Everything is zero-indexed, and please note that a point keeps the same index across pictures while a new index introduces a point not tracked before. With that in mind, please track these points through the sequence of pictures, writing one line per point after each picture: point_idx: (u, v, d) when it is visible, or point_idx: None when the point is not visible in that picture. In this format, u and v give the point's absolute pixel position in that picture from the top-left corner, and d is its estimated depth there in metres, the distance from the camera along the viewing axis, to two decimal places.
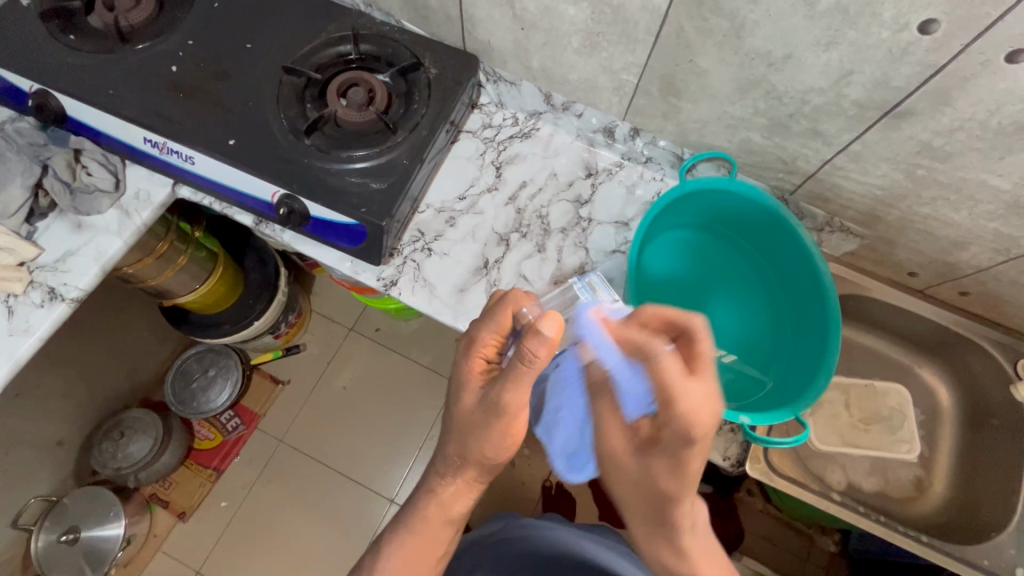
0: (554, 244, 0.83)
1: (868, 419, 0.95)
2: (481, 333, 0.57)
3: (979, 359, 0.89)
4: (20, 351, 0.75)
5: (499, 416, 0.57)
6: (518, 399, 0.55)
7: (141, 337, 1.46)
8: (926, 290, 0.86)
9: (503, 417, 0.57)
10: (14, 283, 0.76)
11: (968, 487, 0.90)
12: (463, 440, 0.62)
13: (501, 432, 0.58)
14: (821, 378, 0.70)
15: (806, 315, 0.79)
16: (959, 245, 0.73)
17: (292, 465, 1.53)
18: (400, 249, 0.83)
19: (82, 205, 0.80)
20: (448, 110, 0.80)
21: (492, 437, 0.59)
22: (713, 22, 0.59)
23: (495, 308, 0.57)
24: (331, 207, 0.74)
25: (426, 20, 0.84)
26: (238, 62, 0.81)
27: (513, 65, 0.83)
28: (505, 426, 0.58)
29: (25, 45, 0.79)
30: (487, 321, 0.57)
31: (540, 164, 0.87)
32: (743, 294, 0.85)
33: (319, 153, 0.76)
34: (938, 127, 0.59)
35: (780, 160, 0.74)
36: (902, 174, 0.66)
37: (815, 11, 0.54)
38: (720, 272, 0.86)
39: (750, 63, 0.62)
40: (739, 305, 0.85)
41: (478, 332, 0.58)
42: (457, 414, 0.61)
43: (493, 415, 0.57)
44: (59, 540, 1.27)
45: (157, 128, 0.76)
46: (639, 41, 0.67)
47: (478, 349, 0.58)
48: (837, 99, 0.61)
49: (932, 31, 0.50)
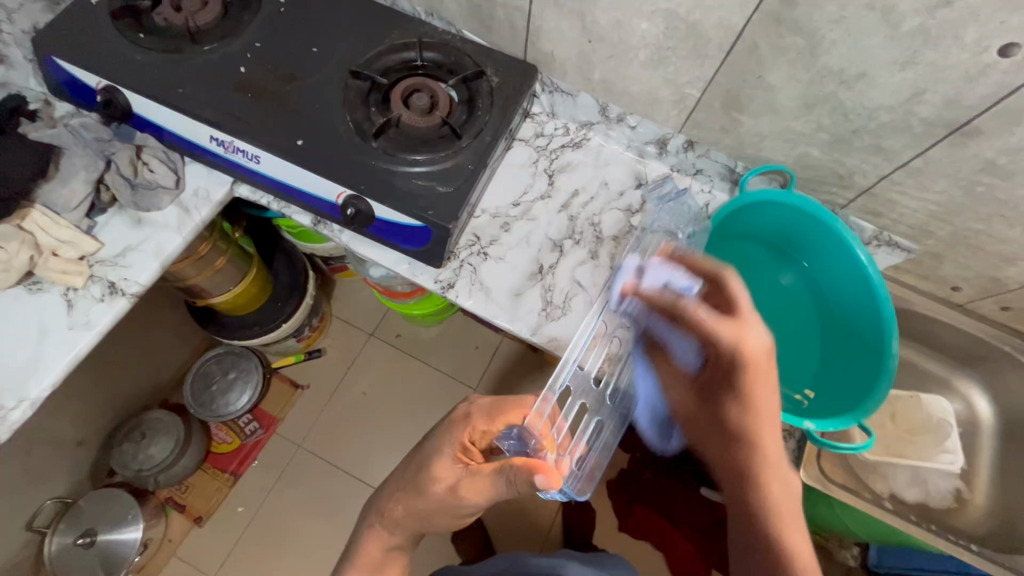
0: (607, 251, 0.85)
1: (914, 429, 0.95)
2: (445, 452, 0.70)
3: (1017, 373, 0.91)
4: (80, 345, 0.74)
5: (450, 498, 0.68)
6: (463, 500, 0.67)
7: (166, 338, 1.46)
8: (967, 304, 0.88)
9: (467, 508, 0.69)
10: (74, 277, 0.76)
11: (1006, 499, 0.92)
12: (403, 509, 0.71)
13: (428, 504, 0.69)
14: (880, 386, 0.72)
15: (836, 322, 0.84)
16: (1008, 260, 0.76)
17: (308, 470, 1.52)
18: (456, 253, 0.84)
19: (143, 200, 0.81)
20: (510, 118, 0.81)
21: (449, 515, 0.69)
22: (789, 39, 0.62)
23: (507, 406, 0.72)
24: (399, 208, 0.75)
25: (488, 30, 0.85)
26: (303, 66, 0.82)
27: (572, 76, 0.85)
28: (432, 505, 0.69)
29: (94, 42, 0.80)
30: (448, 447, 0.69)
31: (591, 174, 0.90)
32: (758, 303, 0.88)
33: (386, 156, 0.77)
34: (1006, 145, 0.61)
35: (837, 175, 0.76)
36: (961, 191, 0.69)
37: (896, 31, 0.56)
38: (737, 282, 0.89)
39: (821, 80, 0.64)
40: (757, 312, 0.88)
41: (443, 451, 0.70)
42: (419, 489, 0.70)
43: (425, 497, 0.69)
44: (76, 543, 1.25)
45: (226, 128, 0.77)
46: (710, 56, 0.69)
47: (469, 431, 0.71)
48: (906, 116, 0.63)
49: (1012, 53, 0.53)
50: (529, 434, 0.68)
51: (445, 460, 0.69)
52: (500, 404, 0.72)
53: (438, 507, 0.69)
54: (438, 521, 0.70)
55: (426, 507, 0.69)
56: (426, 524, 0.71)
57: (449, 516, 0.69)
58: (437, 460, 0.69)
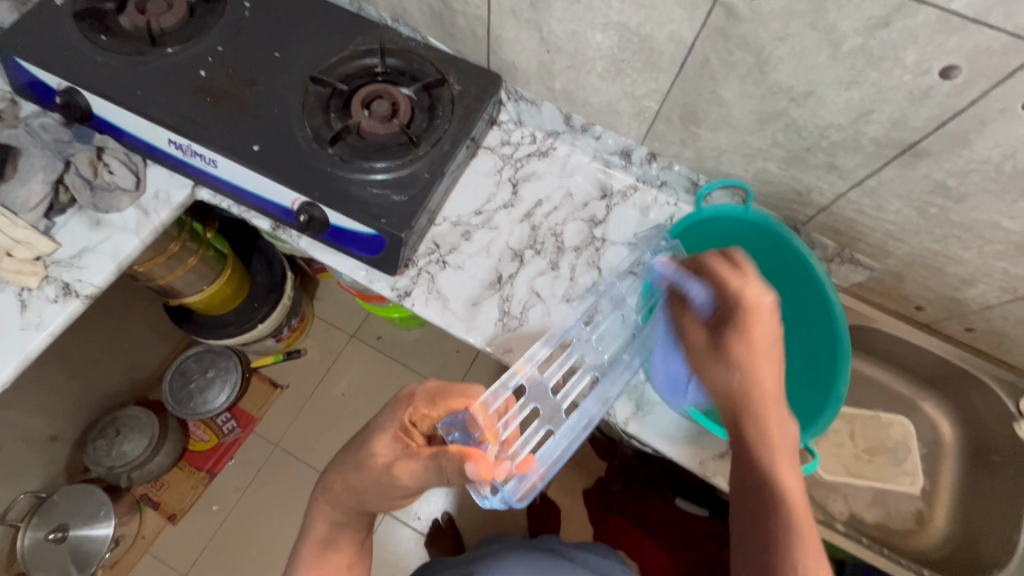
0: (567, 262, 0.84)
1: (874, 449, 0.97)
2: (388, 426, 0.65)
3: (982, 394, 0.90)
4: (31, 345, 0.75)
5: (383, 479, 0.62)
6: (398, 481, 0.61)
7: (144, 336, 1.46)
8: (932, 324, 0.87)
9: (400, 493, 0.63)
10: (29, 277, 0.77)
11: (968, 522, 0.91)
12: (342, 478, 0.68)
13: (362, 478, 0.65)
14: (830, 407, 0.71)
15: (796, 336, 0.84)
16: (967, 282, 0.75)
17: (284, 471, 1.52)
18: (415, 261, 0.84)
19: (102, 202, 0.81)
20: (470, 126, 0.81)
21: (379, 493, 0.64)
22: (738, 56, 0.61)
23: (453, 391, 0.65)
24: (352, 216, 0.75)
25: (451, 37, 0.85)
26: (265, 70, 0.82)
27: (535, 85, 0.84)
28: (367, 481, 0.64)
29: (56, 43, 0.80)
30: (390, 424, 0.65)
31: (556, 183, 0.89)
32: None
33: (341, 163, 0.77)
34: (954, 167, 0.60)
35: (795, 192, 0.75)
36: (915, 212, 0.68)
37: (838, 51, 0.55)
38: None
39: (772, 97, 0.63)
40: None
41: (387, 427, 0.66)
42: (357, 459, 0.66)
43: (360, 472, 0.65)
44: (47, 538, 1.25)
45: (183, 131, 0.77)
46: (663, 69, 0.68)
47: (411, 413, 0.65)
48: (856, 135, 0.62)
49: (953, 76, 0.52)
50: (471, 424, 0.64)
51: (386, 438, 0.64)
52: (443, 389, 0.65)
53: (373, 484, 0.64)
54: (374, 501, 0.66)
55: (359, 482, 0.65)
56: (364, 501, 0.67)
57: (380, 495, 0.64)
58: (378, 434, 0.65)
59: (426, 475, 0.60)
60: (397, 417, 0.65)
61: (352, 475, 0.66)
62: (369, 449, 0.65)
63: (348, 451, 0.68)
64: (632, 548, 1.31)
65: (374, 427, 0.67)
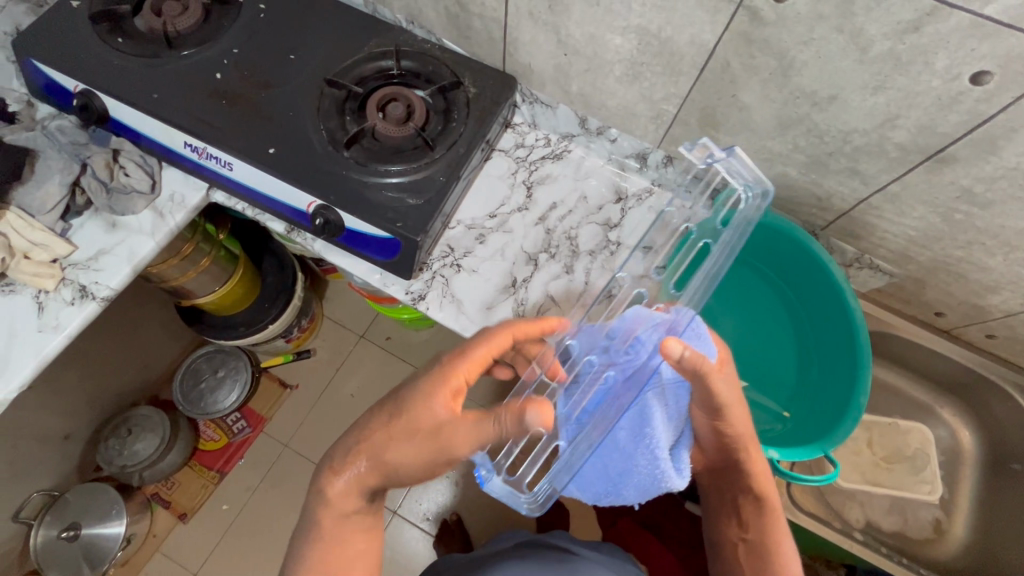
0: (582, 266, 0.84)
1: (891, 457, 0.95)
2: (435, 387, 0.58)
3: (1002, 401, 0.88)
4: (48, 347, 0.75)
5: (437, 440, 0.56)
6: (454, 443, 0.56)
7: (156, 335, 1.47)
8: (952, 331, 0.86)
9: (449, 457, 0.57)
10: (46, 279, 0.77)
11: (988, 531, 0.91)
12: (372, 445, 0.59)
13: (406, 442, 0.57)
14: (848, 416, 0.71)
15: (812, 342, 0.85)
16: (990, 288, 0.74)
17: (295, 472, 1.52)
18: (429, 264, 0.83)
19: (118, 205, 0.81)
20: (485, 130, 0.80)
21: (424, 459, 0.57)
22: (760, 60, 0.60)
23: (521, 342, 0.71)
24: (368, 221, 0.74)
25: (466, 40, 0.85)
26: (280, 73, 0.82)
27: (550, 88, 0.84)
28: (410, 444, 0.57)
29: (73, 45, 0.80)
30: (442, 384, 0.58)
31: (571, 187, 0.88)
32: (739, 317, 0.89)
33: (357, 166, 0.76)
34: (981, 173, 0.59)
35: (815, 197, 0.74)
36: (939, 218, 0.67)
37: (866, 55, 0.54)
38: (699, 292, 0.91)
39: (794, 101, 0.63)
40: (723, 319, 0.90)
41: (433, 386, 0.59)
42: (398, 419, 0.58)
43: (403, 437, 0.57)
44: (60, 536, 1.26)
45: (199, 134, 0.77)
46: (683, 73, 0.67)
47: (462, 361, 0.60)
48: (880, 141, 0.62)
49: (984, 81, 0.51)
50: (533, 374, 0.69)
51: (435, 396, 0.58)
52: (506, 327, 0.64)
53: (416, 450, 0.57)
54: (411, 471, 0.58)
55: (400, 450, 0.57)
56: (401, 471, 0.58)
57: (422, 462, 0.57)
58: (425, 395, 0.58)
59: (484, 431, 0.55)
60: (440, 370, 0.60)
61: (389, 444, 0.58)
62: (413, 409, 0.58)
63: (380, 413, 0.60)
64: (641, 552, 1.24)
65: (413, 387, 0.60)
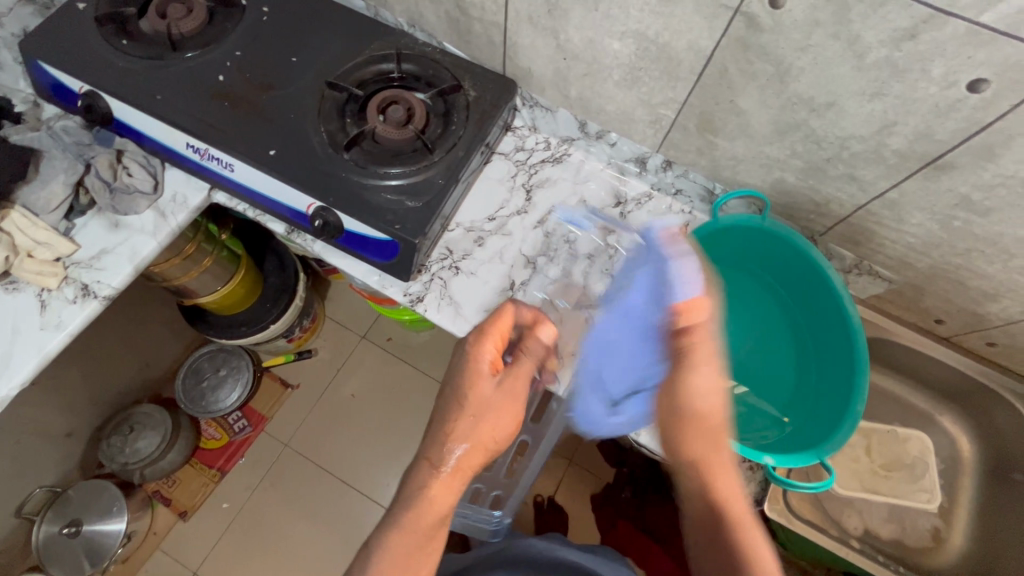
0: (580, 269, 0.84)
1: (891, 464, 0.96)
2: (484, 353, 0.65)
3: (1003, 410, 0.88)
4: (50, 345, 0.76)
5: (510, 394, 0.66)
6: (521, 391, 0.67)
7: (158, 333, 1.48)
8: (952, 338, 0.86)
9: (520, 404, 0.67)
10: (49, 278, 0.78)
11: (987, 541, 0.90)
12: (454, 427, 0.64)
13: (487, 411, 0.64)
14: (845, 423, 0.70)
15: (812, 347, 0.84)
16: (989, 296, 0.73)
17: (295, 471, 1.53)
18: (428, 266, 0.84)
19: (120, 204, 0.81)
20: (485, 133, 0.81)
21: (510, 416, 0.66)
22: (758, 65, 0.60)
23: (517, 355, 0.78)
24: (366, 222, 0.75)
25: (467, 44, 0.85)
26: (282, 75, 0.82)
27: (550, 92, 0.84)
28: (489, 412, 0.64)
29: (79, 47, 0.81)
30: (487, 344, 0.65)
31: (570, 190, 0.88)
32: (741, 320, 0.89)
33: (356, 168, 0.77)
34: (979, 181, 0.59)
35: (813, 203, 0.74)
36: (938, 225, 0.67)
37: (862, 62, 0.54)
38: None
39: (791, 107, 0.63)
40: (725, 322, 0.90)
41: (478, 352, 0.65)
42: (467, 394, 0.65)
43: (481, 410, 0.64)
44: (61, 532, 1.27)
45: (200, 135, 0.77)
46: (681, 78, 0.67)
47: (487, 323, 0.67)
48: (877, 147, 0.61)
49: (981, 89, 0.51)
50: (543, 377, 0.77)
51: (486, 360, 0.65)
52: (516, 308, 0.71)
53: (495, 412, 0.65)
54: (497, 435, 0.66)
55: (482, 417, 0.64)
56: (491, 439, 0.65)
57: (506, 420, 0.65)
58: (477, 360, 0.65)
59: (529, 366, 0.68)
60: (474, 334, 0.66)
61: (473, 419, 0.64)
62: (474, 375, 0.65)
63: (446, 397, 0.66)
64: (640, 556, 1.24)
65: (462, 359, 0.66)
